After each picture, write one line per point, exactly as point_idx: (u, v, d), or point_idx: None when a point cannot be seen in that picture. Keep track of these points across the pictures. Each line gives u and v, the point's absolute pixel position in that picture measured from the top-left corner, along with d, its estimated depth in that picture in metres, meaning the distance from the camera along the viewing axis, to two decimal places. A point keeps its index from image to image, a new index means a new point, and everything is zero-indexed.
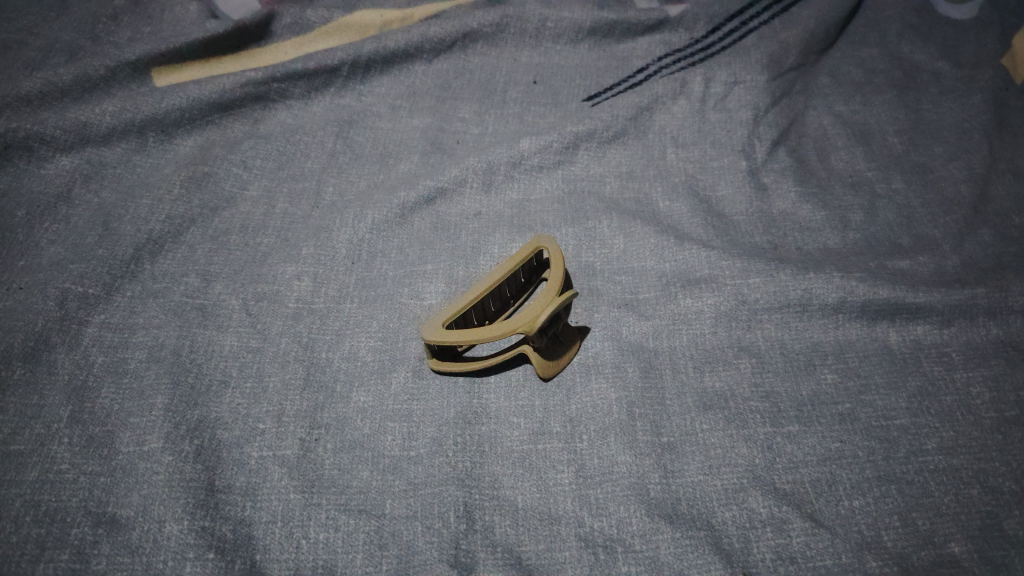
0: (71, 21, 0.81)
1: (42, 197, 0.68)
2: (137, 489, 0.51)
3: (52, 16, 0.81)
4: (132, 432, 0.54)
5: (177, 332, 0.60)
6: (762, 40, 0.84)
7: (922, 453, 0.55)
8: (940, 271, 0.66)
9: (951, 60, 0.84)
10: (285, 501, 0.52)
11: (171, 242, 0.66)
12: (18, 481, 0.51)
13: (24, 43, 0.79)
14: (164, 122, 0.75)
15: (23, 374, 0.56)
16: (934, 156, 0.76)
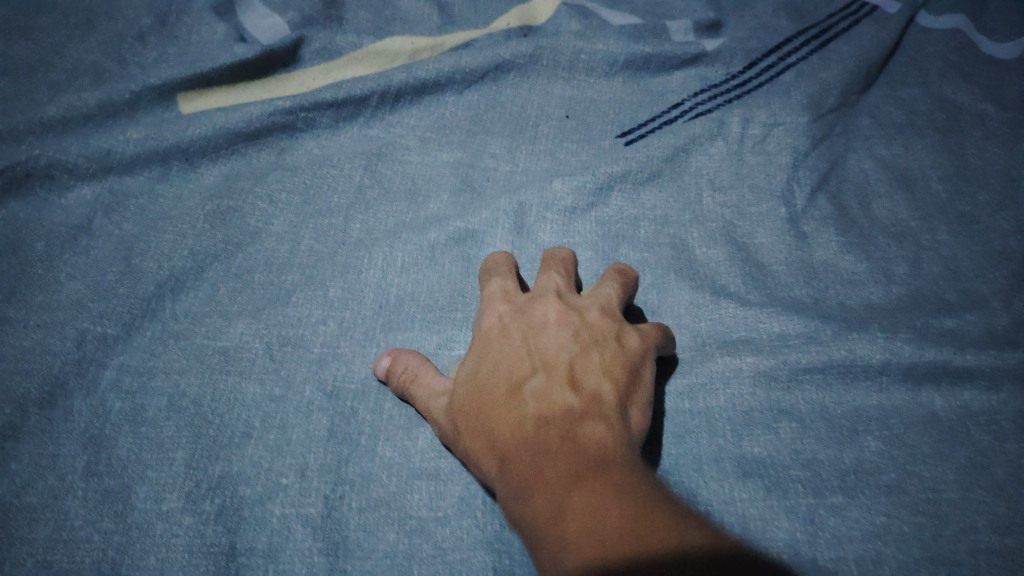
0: (98, 43, 0.79)
1: (62, 229, 0.67)
2: (154, 551, 0.49)
3: (78, 35, 0.79)
4: (151, 488, 0.52)
5: (198, 379, 0.58)
6: (799, 81, 0.83)
7: (972, 530, 0.52)
8: (990, 332, 0.63)
9: (997, 104, 0.82)
10: (309, 566, 0.50)
11: (195, 280, 0.65)
12: (30, 539, 0.49)
13: (48, 65, 0.77)
14: (189, 151, 0.73)
15: (39, 422, 0.55)
16: (980, 204, 0.73)
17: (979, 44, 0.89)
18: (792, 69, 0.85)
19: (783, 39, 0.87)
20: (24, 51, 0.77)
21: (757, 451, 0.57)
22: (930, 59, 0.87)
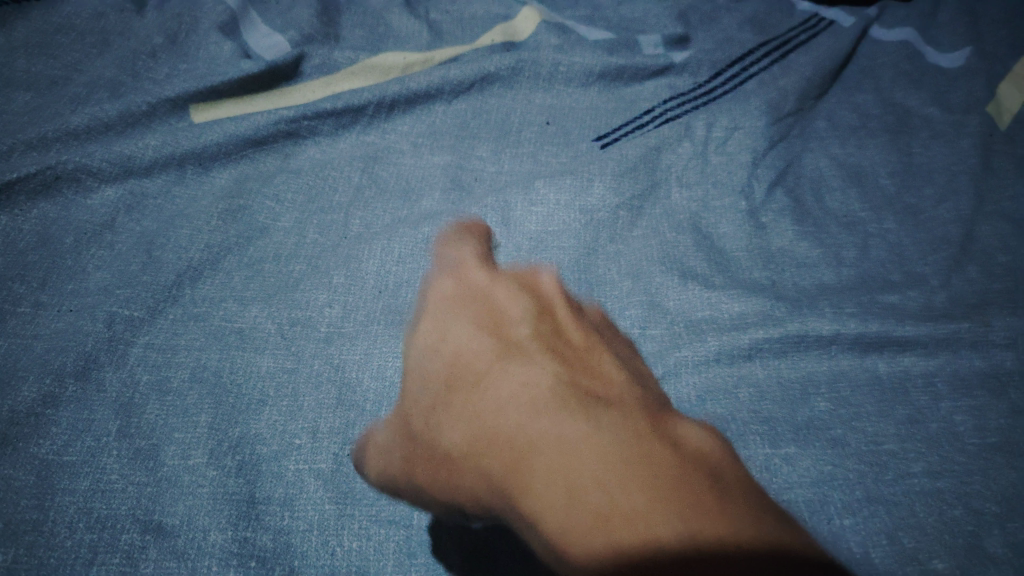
0: (113, 55, 0.85)
1: (87, 225, 0.73)
2: (183, 499, 0.56)
3: (95, 52, 0.85)
4: (178, 446, 0.58)
5: (217, 354, 0.65)
6: (760, 87, 0.89)
7: (909, 475, 0.59)
8: (927, 306, 0.71)
9: (943, 106, 0.89)
10: (320, 511, 0.56)
11: (211, 268, 0.71)
12: (72, 489, 0.55)
13: (70, 75, 0.83)
14: (202, 155, 0.80)
15: (75, 391, 0.61)
16: (924, 197, 0.80)
17: (928, 55, 0.95)
18: (757, 75, 0.91)
19: (748, 49, 0.93)
20: (47, 63, 0.83)
21: (719, 411, 0.63)
22: (882, 68, 0.94)
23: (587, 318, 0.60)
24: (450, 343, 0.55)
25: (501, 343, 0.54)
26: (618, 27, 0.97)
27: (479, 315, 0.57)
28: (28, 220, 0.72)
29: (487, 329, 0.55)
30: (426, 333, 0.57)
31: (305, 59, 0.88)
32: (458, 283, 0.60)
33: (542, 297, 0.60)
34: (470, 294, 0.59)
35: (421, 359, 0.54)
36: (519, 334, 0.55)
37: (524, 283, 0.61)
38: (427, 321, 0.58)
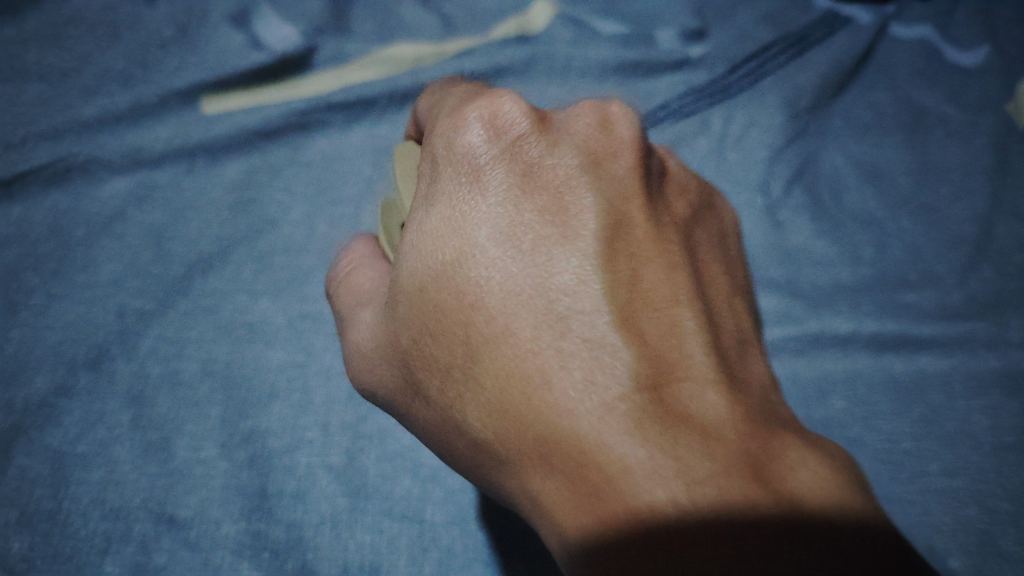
0: (123, 40, 0.81)
1: (98, 217, 0.71)
2: (196, 490, 0.56)
3: (101, 41, 0.81)
4: (189, 438, 0.59)
5: (227, 347, 0.64)
6: (777, 84, 0.88)
7: (923, 473, 0.60)
8: (942, 305, 0.71)
9: (958, 104, 0.88)
10: (332, 504, 0.57)
11: (221, 261, 0.70)
12: (84, 479, 0.56)
13: (69, 58, 0.79)
14: (212, 147, 0.77)
15: (87, 381, 0.61)
16: (940, 195, 0.80)
17: (945, 53, 0.93)
18: (772, 70, 0.90)
19: (766, 45, 0.91)
20: (45, 50, 0.79)
21: None
22: (898, 66, 0.93)
23: (673, 221, 0.49)
24: (482, 193, 0.44)
25: (547, 239, 0.44)
26: (631, 18, 0.95)
27: (517, 180, 0.45)
28: (37, 213, 0.70)
29: (532, 195, 0.45)
30: (442, 215, 0.45)
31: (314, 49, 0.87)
32: (473, 163, 0.45)
33: (614, 172, 0.47)
34: (503, 161, 0.45)
35: (428, 241, 0.44)
36: (575, 222, 0.45)
37: (599, 149, 0.48)
38: (443, 180, 0.46)
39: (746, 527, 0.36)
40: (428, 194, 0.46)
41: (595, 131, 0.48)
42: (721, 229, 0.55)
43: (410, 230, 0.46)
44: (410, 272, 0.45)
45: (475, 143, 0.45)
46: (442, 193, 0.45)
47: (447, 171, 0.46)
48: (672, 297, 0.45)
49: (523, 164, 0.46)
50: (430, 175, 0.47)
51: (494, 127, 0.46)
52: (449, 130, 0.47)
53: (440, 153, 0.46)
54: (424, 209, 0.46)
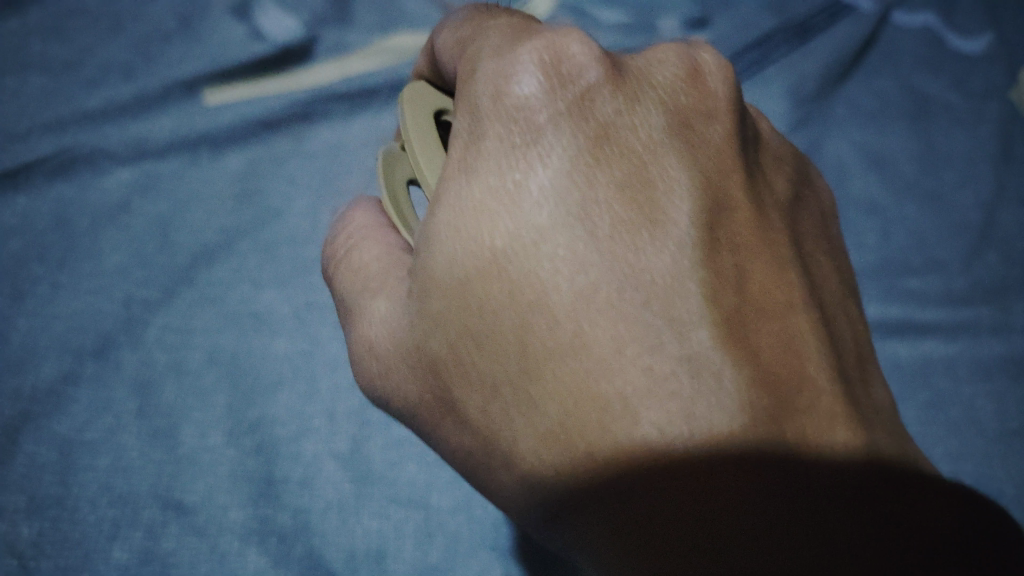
0: (125, 32, 0.78)
1: (103, 209, 0.70)
2: (202, 477, 0.58)
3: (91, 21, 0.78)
4: (195, 425, 0.60)
5: (233, 337, 0.64)
6: (782, 70, 0.84)
7: (932, 456, 0.63)
8: (947, 291, 0.72)
9: (961, 90, 0.86)
10: (338, 490, 0.59)
11: (226, 252, 0.69)
12: (92, 466, 0.58)
13: (66, 48, 0.76)
14: (217, 138, 0.75)
15: (93, 369, 0.62)
16: (945, 182, 0.80)
17: (947, 40, 0.90)
18: (778, 54, 0.86)
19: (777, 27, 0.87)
20: (47, 43, 0.76)
21: None
22: (904, 53, 0.88)
23: (773, 194, 0.51)
24: (550, 159, 0.42)
25: (628, 222, 0.43)
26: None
27: (588, 147, 0.43)
28: (44, 203, 0.69)
29: (609, 164, 0.43)
30: (494, 186, 0.42)
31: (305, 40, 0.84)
32: (537, 125, 0.43)
33: (708, 134, 0.47)
34: (568, 124, 0.43)
35: (474, 216, 0.42)
36: (665, 197, 0.44)
37: (688, 110, 0.47)
38: (494, 141, 0.43)
39: (846, 530, 0.43)
40: (470, 155, 0.43)
41: (681, 86, 0.48)
42: (819, 206, 0.59)
43: (441, 203, 0.43)
44: (451, 259, 0.42)
45: (535, 96, 0.43)
46: (490, 161, 0.42)
47: (498, 129, 0.43)
48: (780, 277, 0.48)
49: (595, 129, 0.44)
50: (474, 132, 0.44)
51: (554, 83, 0.44)
52: (504, 79, 0.44)
53: (482, 111, 0.43)
54: (460, 180, 0.43)
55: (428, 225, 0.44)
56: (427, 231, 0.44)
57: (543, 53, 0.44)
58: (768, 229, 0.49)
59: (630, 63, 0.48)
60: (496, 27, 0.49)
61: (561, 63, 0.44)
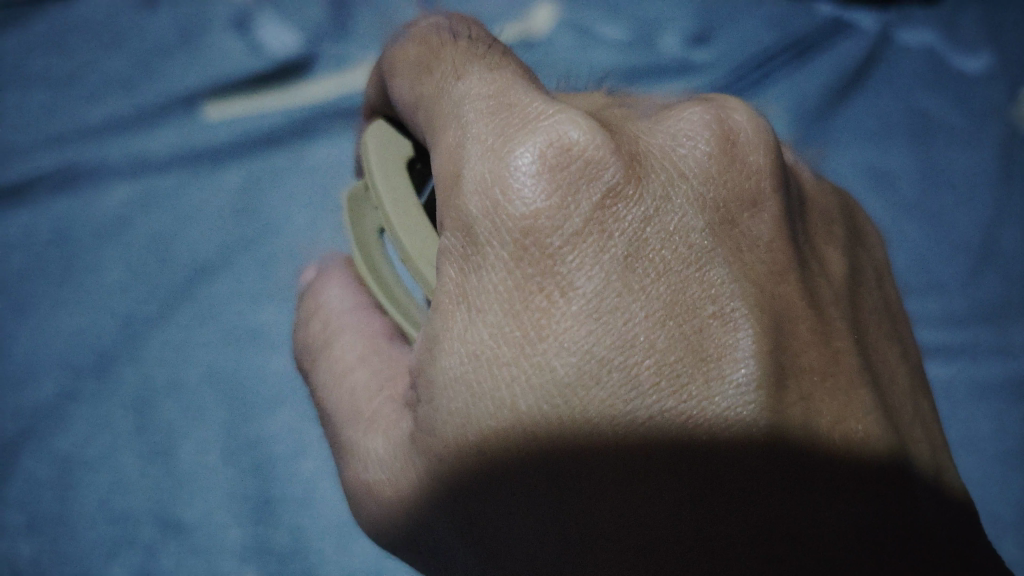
0: (116, 44, 0.75)
1: (101, 224, 0.69)
2: (198, 495, 0.59)
3: (71, 32, 0.75)
4: (194, 443, 0.61)
5: (232, 356, 0.65)
6: (781, 91, 0.83)
7: None
8: (947, 311, 0.73)
9: (964, 110, 0.84)
10: (335, 509, 0.60)
11: (225, 268, 0.68)
12: (92, 483, 0.60)
13: (63, 60, 0.74)
14: (216, 153, 0.73)
15: (93, 387, 0.62)
16: (946, 201, 0.79)
17: (947, 61, 0.86)
18: (779, 73, 0.83)
19: (780, 41, 0.84)
20: (45, 58, 0.74)
21: None
22: (904, 75, 0.85)
23: (829, 279, 0.43)
24: (575, 292, 0.34)
25: (673, 364, 0.35)
26: (635, 11, 0.84)
27: (618, 271, 0.35)
28: (43, 219, 0.69)
29: (645, 292, 0.35)
30: (502, 328, 0.35)
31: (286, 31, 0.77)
32: (546, 252, 0.34)
33: (753, 231, 0.38)
34: (586, 245, 0.34)
35: (489, 374, 0.35)
36: (713, 322, 0.35)
37: (727, 199, 0.38)
38: (500, 274, 0.35)
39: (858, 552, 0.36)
40: (471, 286, 0.36)
41: (716, 168, 0.38)
42: (876, 266, 0.50)
43: (440, 345, 0.36)
44: (464, 420, 0.36)
45: (541, 212, 0.34)
46: (493, 302, 0.35)
47: (504, 257, 0.35)
48: (843, 373, 0.40)
49: (624, 244, 0.35)
50: (473, 258, 0.35)
51: (562, 192, 0.34)
52: (503, 190, 0.35)
53: (479, 237, 0.35)
54: (458, 310, 0.36)
55: (432, 365, 0.37)
56: (428, 373, 0.37)
57: (545, 149, 0.35)
58: (829, 329, 0.41)
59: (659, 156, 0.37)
60: (476, 84, 0.38)
61: (569, 160, 0.35)
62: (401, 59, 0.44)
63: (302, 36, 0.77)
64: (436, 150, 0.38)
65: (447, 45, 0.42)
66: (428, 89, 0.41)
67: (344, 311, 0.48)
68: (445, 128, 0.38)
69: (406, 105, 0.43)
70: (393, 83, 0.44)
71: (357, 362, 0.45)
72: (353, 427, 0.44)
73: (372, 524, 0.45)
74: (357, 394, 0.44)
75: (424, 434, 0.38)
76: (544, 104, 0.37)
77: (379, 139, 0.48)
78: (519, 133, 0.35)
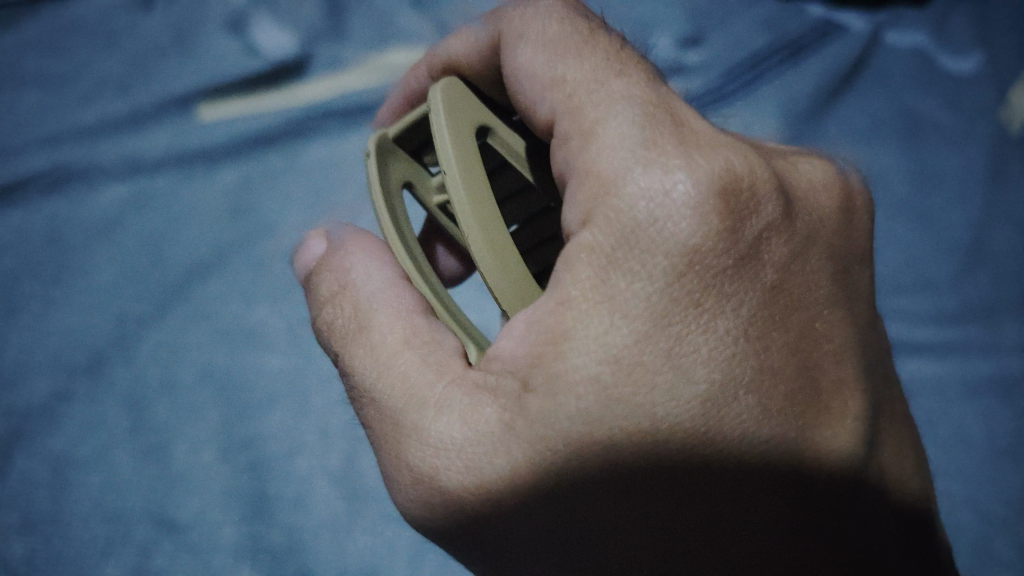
0: (110, 45, 0.75)
1: (95, 224, 0.69)
2: (194, 495, 0.59)
3: (64, 32, 0.75)
4: (188, 442, 0.61)
5: (227, 355, 0.65)
6: (774, 89, 0.83)
7: None
8: (937, 310, 0.73)
9: (954, 111, 0.84)
10: (331, 508, 0.60)
11: (219, 268, 0.68)
12: (86, 484, 0.59)
13: (57, 62, 0.74)
14: (210, 153, 0.73)
15: (87, 387, 0.62)
16: (936, 202, 0.79)
17: (938, 62, 0.87)
18: (772, 73, 0.84)
19: (773, 43, 0.85)
20: (40, 58, 0.74)
21: None
22: (895, 76, 0.85)
23: (875, 333, 0.45)
24: (730, 314, 0.37)
25: (791, 391, 0.37)
26: (628, 13, 0.84)
27: (764, 300, 0.37)
28: (38, 219, 0.69)
29: (783, 324, 0.38)
30: (650, 337, 0.36)
31: (280, 33, 0.77)
32: (708, 273, 0.36)
33: (844, 284, 0.42)
34: (743, 274, 0.37)
35: (628, 378, 0.35)
36: (824, 355, 0.39)
37: (839, 250, 0.42)
38: (657, 284, 0.36)
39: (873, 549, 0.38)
40: (617, 293, 0.36)
41: (833, 221, 0.43)
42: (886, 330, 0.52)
43: (570, 343, 0.36)
44: (590, 421, 0.35)
45: (705, 235, 0.37)
46: (642, 309, 0.36)
47: (663, 268, 0.36)
48: (881, 410, 0.43)
49: (773, 274, 0.38)
50: (629, 263, 0.36)
51: (728, 218, 0.37)
52: (672, 199, 0.36)
53: (639, 242, 0.36)
54: (599, 310, 0.36)
55: (557, 360, 0.36)
56: (549, 368, 0.36)
57: (704, 176, 0.37)
58: (879, 374, 0.44)
59: (801, 201, 0.41)
60: (631, 86, 0.40)
61: (741, 187, 0.38)
62: (536, 31, 0.44)
63: (296, 37, 0.77)
64: (580, 142, 0.39)
65: (590, 37, 0.43)
66: (571, 74, 0.41)
67: (384, 289, 0.42)
68: (596, 123, 0.39)
69: (532, 75, 0.43)
70: (515, 50, 0.44)
71: (400, 349, 0.40)
72: (411, 418, 0.38)
73: (411, 505, 0.39)
74: (408, 382, 0.39)
75: (536, 426, 0.36)
76: (704, 132, 0.39)
77: (448, 111, 0.43)
78: (679, 152, 0.38)
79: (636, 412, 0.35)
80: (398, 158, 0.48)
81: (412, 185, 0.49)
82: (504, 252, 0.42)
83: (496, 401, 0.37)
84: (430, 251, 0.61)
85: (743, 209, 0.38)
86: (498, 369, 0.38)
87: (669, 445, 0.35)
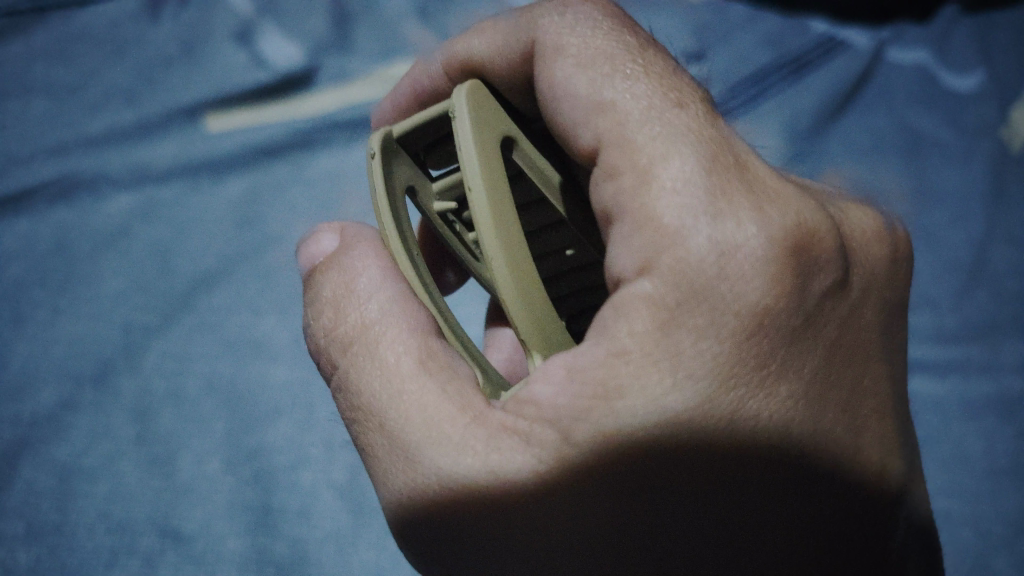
0: (119, 55, 0.76)
1: (100, 233, 0.70)
2: (199, 506, 0.60)
3: (72, 41, 0.76)
4: (194, 452, 0.61)
5: (233, 365, 0.65)
6: (776, 106, 0.83)
7: None
8: (936, 327, 0.74)
9: (955, 128, 0.84)
10: (335, 520, 0.60)
11: (225, 278, 0.69)
12: (92, 492, 0.60)
13: (65, 70, 0.75)
14: (216, 163, 0.73)
15: (93, 396, 0.63)
16: (938, 220, 0.80)
17: (941, 80, 0.87)
18: (775, 90, 0.84)
19: (774, 60, 0.86)
20: (48, 67, 0.75)
21: None
22: (897, 92, 0.86)
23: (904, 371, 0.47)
24: (792, 376, 0.38)
25: (839, 446, 0.39)
26: None
27: (821, 362, 0.39)
28: (46, 229, 0.70)
29: (837, 383, 0.39)
30: (711, 399, 0.36)
31: (284, 44, 0.77)
32: (773, 338, 0.37)
33: (889, 328, 0.43)
34: (803, 340, 0.38)
35: (687, 437, 0.36)
36: (868, 411, 0.40)
37: (887, 295, 0.44)
38: (722, 346, 0.37)
39: None
40: (684, 354, 0.36)
41: (882, 269, 0.44)
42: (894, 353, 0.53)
43: (624, 401, 0.36)
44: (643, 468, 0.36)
45: (774, 299, 0.37)
46: (705, 372, 0.36)
47: (731, 329, 0.37)
48: (912, 451, 0.44)
49: (831, 332, 0.39)
50: (691, 321, 0.37)
51: (793, 284, 0.38)
52: (742, 257, 0.37)
53: (709, 301, 0.37)
54: (662, 372, 0.36)
55: (609, 418, 0.36)
56: (597, 424, 0.36)
57: (772, 231, 0.38)
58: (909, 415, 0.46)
59: (856, 256, 0.43)
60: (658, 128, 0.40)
61: (810, 246, 0.39)
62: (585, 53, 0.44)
63: (301, 48, 0.77)
64: (636, 179, 0.39)
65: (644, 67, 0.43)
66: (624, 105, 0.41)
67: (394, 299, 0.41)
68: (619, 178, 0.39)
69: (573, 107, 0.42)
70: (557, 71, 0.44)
71: (416, 372, 0.39)
72: (426, 446, 0.38)
73: (404, 515, 0.39)
74: (426, 412, 0.39)
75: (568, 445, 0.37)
76: (765, 180, 0.40)
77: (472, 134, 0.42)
78: (740, 204, 0.38)
79: (694, 458, 0.36)
80: (400, 160, 0.47)
81: (414, 189, 0.47)
82: (527, 289, 0.43)
83: (527, 451, 0.37)
84: (440, 274, 0.62)
85: (810, 271, 0.39)
86: (530, 416, 0.38)
87: (726, 487, 0.37)
